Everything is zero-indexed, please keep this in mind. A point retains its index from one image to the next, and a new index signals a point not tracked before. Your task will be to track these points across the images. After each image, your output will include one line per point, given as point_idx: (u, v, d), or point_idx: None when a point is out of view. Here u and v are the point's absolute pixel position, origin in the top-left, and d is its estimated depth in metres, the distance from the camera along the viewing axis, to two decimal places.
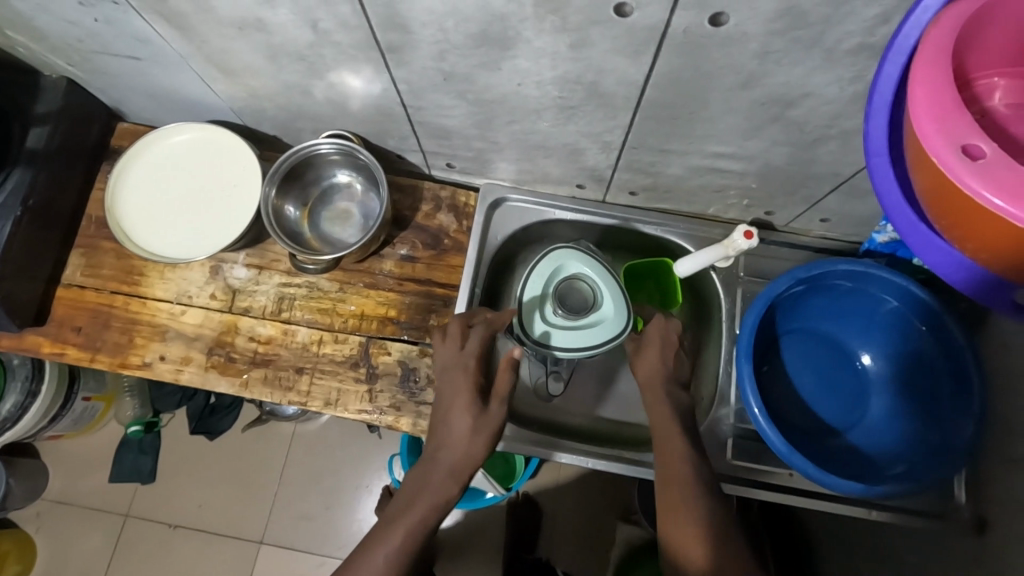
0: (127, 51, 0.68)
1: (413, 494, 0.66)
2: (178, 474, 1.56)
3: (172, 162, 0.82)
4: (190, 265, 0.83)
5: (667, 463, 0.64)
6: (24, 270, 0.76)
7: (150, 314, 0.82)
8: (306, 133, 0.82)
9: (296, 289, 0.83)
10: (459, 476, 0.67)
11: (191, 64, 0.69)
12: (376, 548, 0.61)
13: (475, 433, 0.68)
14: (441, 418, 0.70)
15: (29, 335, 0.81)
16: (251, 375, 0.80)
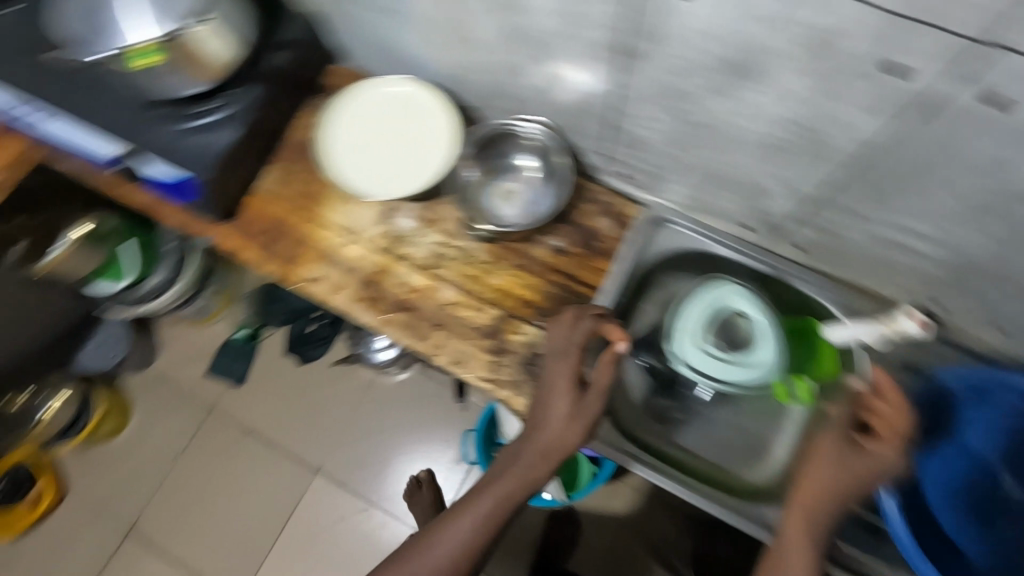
0: (380, 2, 0.76)
1: (502, 471, 0.73)
2: (263, 386, 1.70)
3: (377, 102, 0.86)
4: (364, 203, 0.90)
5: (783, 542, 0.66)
6: (232, 170, 0.86)
7: (319, 238, 0.89)
8: (499, 111, 0.87)
9: (452, 251, 0.88)
10: (549, 459, 0.71)
11: (430, 26, 0.75)
12: (460, 518, 0.70)
13: (569, 422, 0.72)
14: (543, 400, 0.74)
15: (217, 227, 0.90)
16: (393, 316, 0.85)
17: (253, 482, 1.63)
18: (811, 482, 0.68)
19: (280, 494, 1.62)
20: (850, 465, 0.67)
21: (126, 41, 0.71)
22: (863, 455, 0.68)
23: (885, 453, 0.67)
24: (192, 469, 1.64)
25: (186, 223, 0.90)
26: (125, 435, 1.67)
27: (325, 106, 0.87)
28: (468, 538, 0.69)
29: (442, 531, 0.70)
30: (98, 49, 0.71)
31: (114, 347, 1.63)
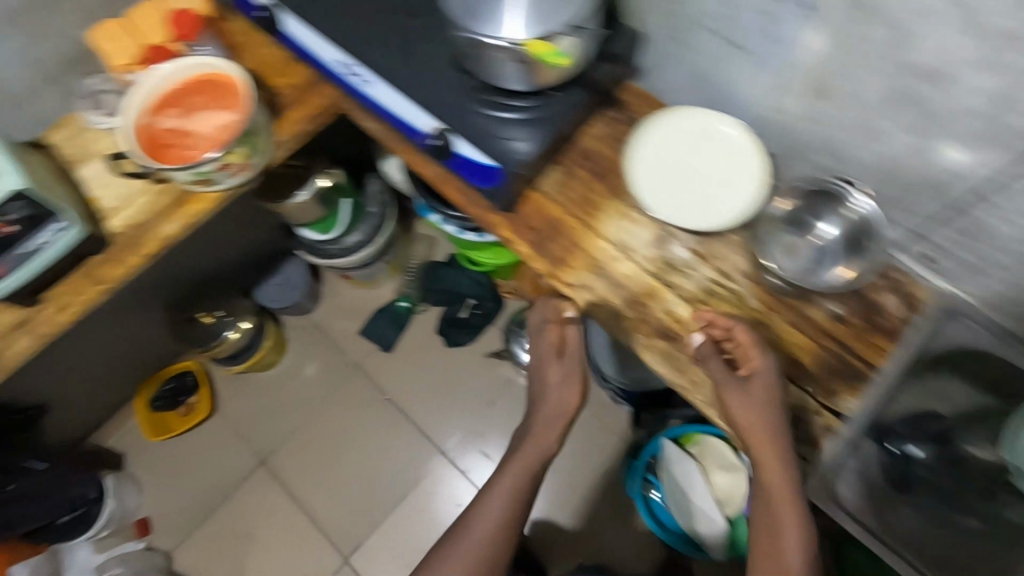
0: (744, 40, 0.76)
1: (536, 424, 0.96)
2: (410, 358, 1.77)
3: (684, 129, 0.85)
4: (642, 223, 0.90)
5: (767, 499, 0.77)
6: (533, 165, 0.88)
7: (591, 247, 0.90)
8: (808, 164, 0.85)
9: (724, 291, 0.87)
10: (559, 424, 0.96)
11: (793, 74, 0.75)
12: (504, 479, 0.90)
13: (560, 385, 0.97)
14: (644, 384, 0.85)
15: (493, 215, 0.93)
16: (654, 342, 0.86)
17: (381, 445, 1.71)
18: (765, 480, 0.77)
19: (403, 463, 1.69)
20: (767, 417, 0.78)
21: (520, 37, 0.74)
22: (766, 402, 0.78)
23: (756, 367, 0.79)
24: (329, 418, 1.74)
25: (466, 203, 0.94)
26: (277, 370, 1.77)
27: (642, 118, 0.87)
28: (501, 512, 0.87)
29: (473, 518, 0.87)
30: (487, 36, 0.75)
31: (291, 290, 1.68)
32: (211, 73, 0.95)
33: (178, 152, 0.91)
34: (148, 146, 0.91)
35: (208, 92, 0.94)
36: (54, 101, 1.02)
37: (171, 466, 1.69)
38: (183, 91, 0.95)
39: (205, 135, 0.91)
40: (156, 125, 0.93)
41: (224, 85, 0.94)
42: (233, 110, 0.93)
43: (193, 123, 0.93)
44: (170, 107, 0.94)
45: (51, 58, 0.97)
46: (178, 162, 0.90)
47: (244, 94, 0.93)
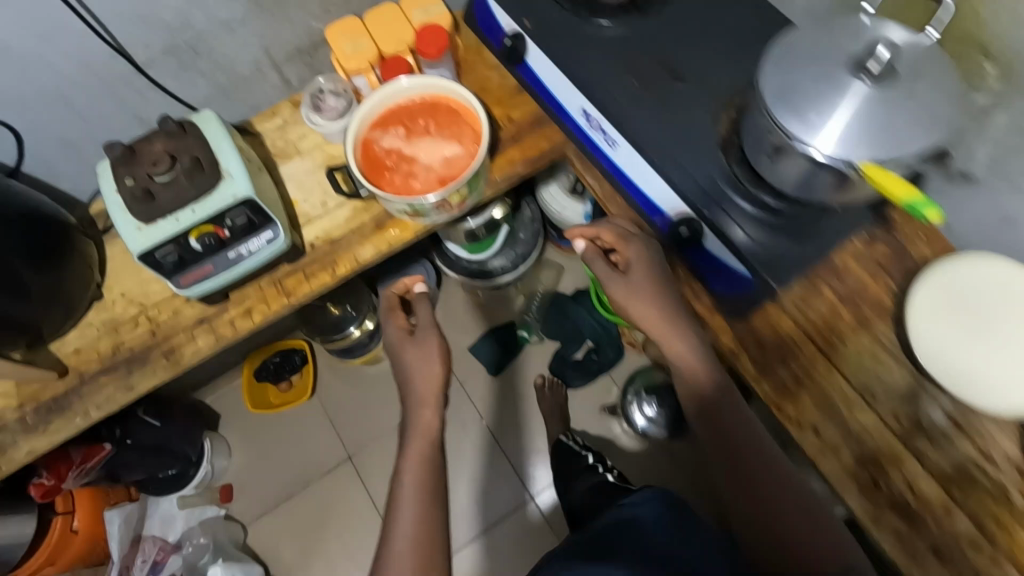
0: None
1: (414, 407, 0.86)
2: (513, 389, 1.64)
3: (979, 287, 0.75)
4: (894, 370, 0.78)
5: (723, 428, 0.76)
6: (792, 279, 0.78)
7: (827, 383, 0.79)
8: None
9: (982, 475, 0.73)
10: (432, 389, 0.86)
11: None
12: (426, 416, 0.85)
13: (419, 363, 0.88)
14: (666, 345, 0.78)
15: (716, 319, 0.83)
16: (885, 516, 0.73)
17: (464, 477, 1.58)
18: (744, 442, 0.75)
19: (485, 500, 1.56)
20: (659, 304, 0.79)
21: (861, 155, 0.62)
22: (660, 284, 0.81)
23: (630, 253, 0.83)
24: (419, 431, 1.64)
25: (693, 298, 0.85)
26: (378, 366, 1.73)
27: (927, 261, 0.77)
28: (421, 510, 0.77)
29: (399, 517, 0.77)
30: (817, 145, 0.63)
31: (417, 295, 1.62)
32: (446, 96, 0.88)
33: (398, 178, 0.84)
34: (367, 164, 0.85)
35: (440, 117, 0.86)
36: (273, 86, 0.97)
37: (266, 440, 1.68)
38: (413, 109, 0.88)
39: (429, 166, 0.84)
40: (379, 142, 0.86)
41: (459, 114, 0.87)
42: (465, 146, 0.85)
43: (418, 149, 0.86)
44: (397, 124, 0.87)
45: (284, 44, 0.92)
46: (397, 190, 0.84)
47: (479, 130, 0.85)
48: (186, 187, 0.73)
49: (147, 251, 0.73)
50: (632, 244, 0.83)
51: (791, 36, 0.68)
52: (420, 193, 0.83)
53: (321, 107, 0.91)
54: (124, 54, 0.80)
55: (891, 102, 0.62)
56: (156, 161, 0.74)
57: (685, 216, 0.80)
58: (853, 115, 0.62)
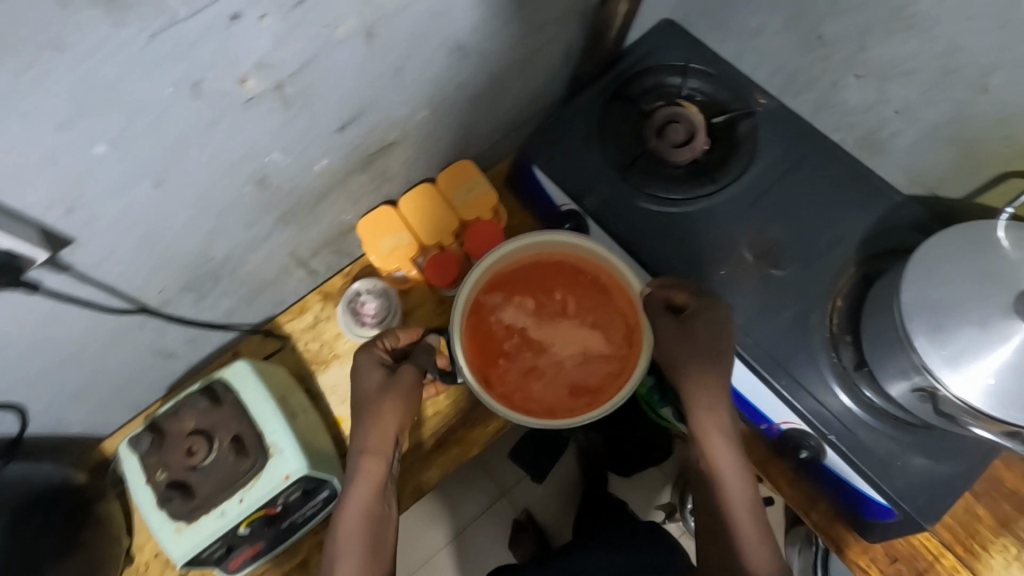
0: None
1: (354, 455, 0.65)
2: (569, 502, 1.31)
3: None
4: None
5: (717, 461, 0.66)
6: (929, 489, 0.65)
7: None
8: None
9: None
10: (384, 441, 0.64)
11: None
12: (370, 462, 0.63)
13: (376, 401, 0.65)
14: (672, 361, 0.67)
15: (837, 528, 0.75)
16: None
17: None
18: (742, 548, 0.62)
19: None
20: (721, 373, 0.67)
21: None
22: (718, 349, 0.67)
23: (716, 309, 0.68)
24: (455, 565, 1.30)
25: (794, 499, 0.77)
26: None
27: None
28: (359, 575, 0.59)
29: None
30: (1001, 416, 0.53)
31: None
32: (597, 267, 0.75)
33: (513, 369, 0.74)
34: (478, 348, 0.74)
35: (582, 298, 0.75)
36: (300, 280, 0.86)
37: None
38: (548, 274, 0.76)
39: (560, 361, 0.74)
40: (499, 315, 0.75)
41: (609, 294, 0.75)
42: (611, 340, 0.74)
43: (548, 333, 0.75)
44: (528, 295, 0.76)
45: (313, 242, 0.81)
46: (508, 390, 0.73)
47: (633, 324, 0.73)
48: (231, 475, 0.63)
49: (193, 556, 0.63)
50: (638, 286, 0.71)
51: (927, 268, 0.58)
52: (541, 396, 0.73)
53: (360, 312, 0.81)
54: (136, 305, 0.68)
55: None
56: (191, 446, 0.63)
57: (802, 432, 0.70)
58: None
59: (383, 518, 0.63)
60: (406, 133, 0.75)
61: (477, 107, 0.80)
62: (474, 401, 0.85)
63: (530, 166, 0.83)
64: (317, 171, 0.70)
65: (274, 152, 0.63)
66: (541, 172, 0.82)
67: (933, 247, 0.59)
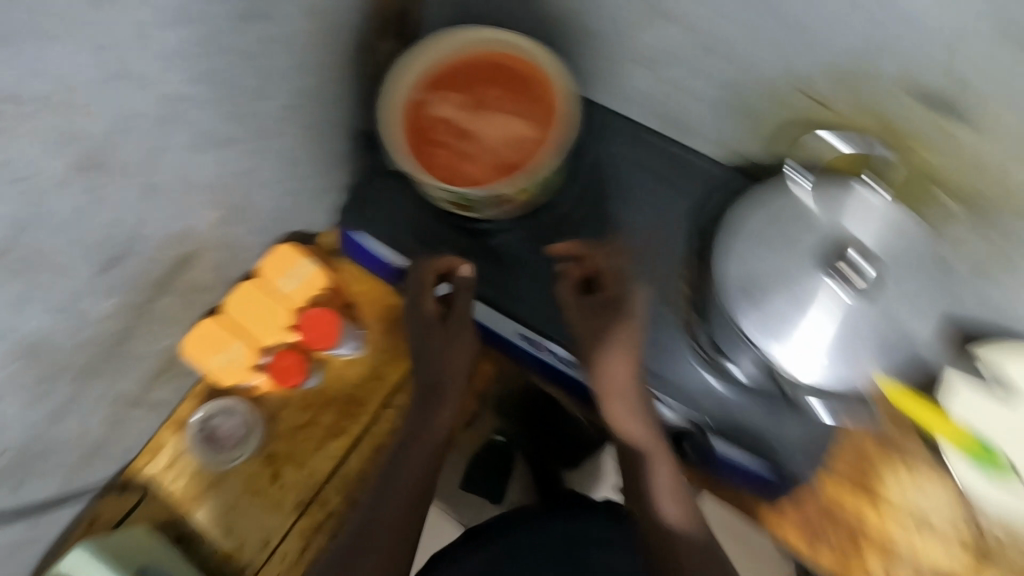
0: None
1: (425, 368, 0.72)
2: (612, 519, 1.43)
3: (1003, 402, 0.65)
4: (940, 484, 0.72)
5: (638, 395, 0.67)
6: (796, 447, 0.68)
7: (882, 527, 0.72)
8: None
9: None
10: (429, 401, 0.71)
11: None
12: (457, 367, 0.71)
13: (445, 347, 0.71)
14: (607, 313, 0.67)
15: (749, 500, 0.74)
16: None
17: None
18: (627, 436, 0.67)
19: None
20: (634, 360, 0.66)
21: (867, 364, 0.56)
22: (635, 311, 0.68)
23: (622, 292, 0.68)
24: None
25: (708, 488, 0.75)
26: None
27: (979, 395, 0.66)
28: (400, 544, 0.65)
29: None
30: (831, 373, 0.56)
31: None
32: (520, 57, 0.66)
33: (448, 158, 0.66)
34: (413, 139, 0.66)
35: (511, 87, 0.66)
36: (144, 419, 0.77)
37: None
38: (479, 65, 0.67)
39: (490, 146, 0.66)
40: (431, 107, 0.66)
41: (536, 81, 0.66)
42: (539, 127, 0.65)
43: (478, 121, 0.66)
44: (458, 85, 0.67)
45: (140, 379, 0.73)
46: (448, 173, 0.65)
47: (560, 114, 0.65)
48: None
49: None
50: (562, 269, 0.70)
51: (741, 240, 0.60)
52: (476, 178, 0.65)
53: (216, 437, 0.76)
54: None
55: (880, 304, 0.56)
56: None
57: (684, 428, 0.70)
58: (853, 331, 0.55)
59: (410, 510, 0.67)
60: (203, 241, 0.68)
61: (278, 187, 0.74)
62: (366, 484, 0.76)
63: (352, 232, 0.75)
64: (102, 316, 0.62)
65: (34, 319, 0.55)
66: (364, 237, 0.74)
67: (740, 218, 0.61)
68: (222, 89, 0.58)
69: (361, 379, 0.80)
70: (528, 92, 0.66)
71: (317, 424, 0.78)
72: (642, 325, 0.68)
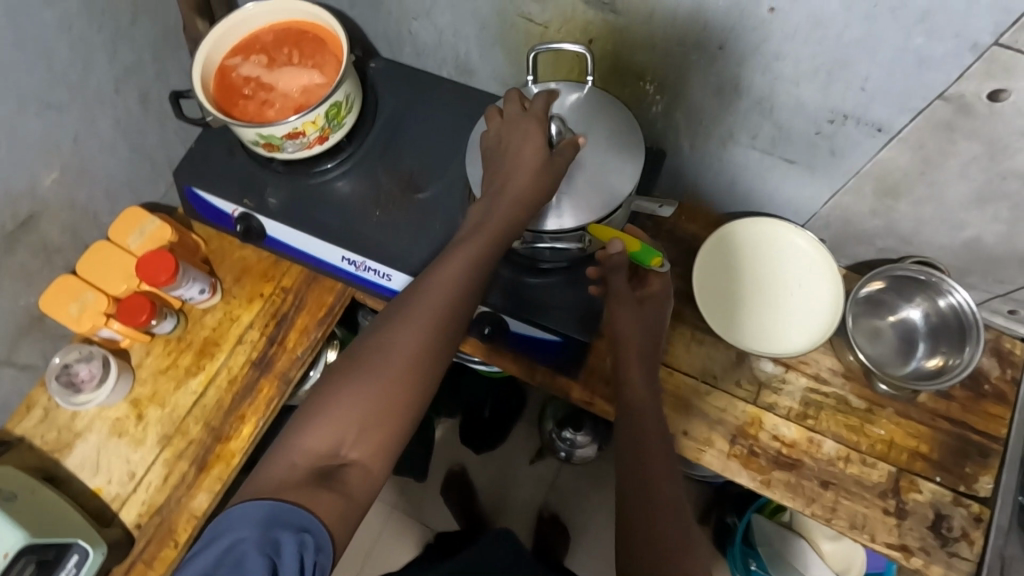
0: (788, 153, 0.70)
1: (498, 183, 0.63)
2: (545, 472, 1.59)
3: (756, 245, 0.81)
4: (721, 344, 0.82)
5: (639, 357, 0.68)
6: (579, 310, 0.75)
7: (678, 387, 0.81)
8: (871, 247, 0.79)
9: (824, 397, 0.80)
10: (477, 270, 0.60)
11: (841, 180, 0.70)
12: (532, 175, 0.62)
13: (525, 167, 0.63)
14: (612, 325, 0.69)
15: (561, 378, 0.81)
16: (774, 476, 0.77)
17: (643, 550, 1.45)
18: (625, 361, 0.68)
19: None
20: (653, 332, 0.70)
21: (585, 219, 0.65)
22: (651, 312, 0.70)
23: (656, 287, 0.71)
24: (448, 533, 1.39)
25: (525, 372, 0.81)
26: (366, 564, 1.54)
27: (735, 236, 0.82)
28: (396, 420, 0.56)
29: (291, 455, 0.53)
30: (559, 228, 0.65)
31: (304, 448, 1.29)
32: (314, 27, 0.81)
33: (253, 106, 0.78)
34: (224, 95, 0.78)
35: (305, 47, 0.80)
36: (13, 379, 0.84)
37: None
38: (281, 36, 0.81)
39: (287, 92, 0.78)
40: (239, 69, 0.79)
41: (326, 42, 0.80)
42: (328, 74, 0.79)
43: (279, 76, 0.79)
44: (263, 51, 0.80)
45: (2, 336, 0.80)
46: (253, 117, 0.77)
47: (343, 58, 0.78)
48: None
49: None
50: (611, 275, 0.68)
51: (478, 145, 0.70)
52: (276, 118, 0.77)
53: (75, 381, 0.82)
54: None
55: (586, 160, 0.67)
56: None
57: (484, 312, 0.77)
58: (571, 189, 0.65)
59: (434, 373, 0.58)
60: (45, 201, 0.78)
61: (119, 156, 0.84)
62: (224, 410, 0.84)
63: (191, 188, 0.85)
64: None
65: None
66: (201, 190, 0.85)
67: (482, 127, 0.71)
68: (35, 56, 0.69)
69: (217, 321, 0.88)
70: (320, 51, 0.80)
71: (178, 366, 0.86)
72: (650, 316, 0.70)
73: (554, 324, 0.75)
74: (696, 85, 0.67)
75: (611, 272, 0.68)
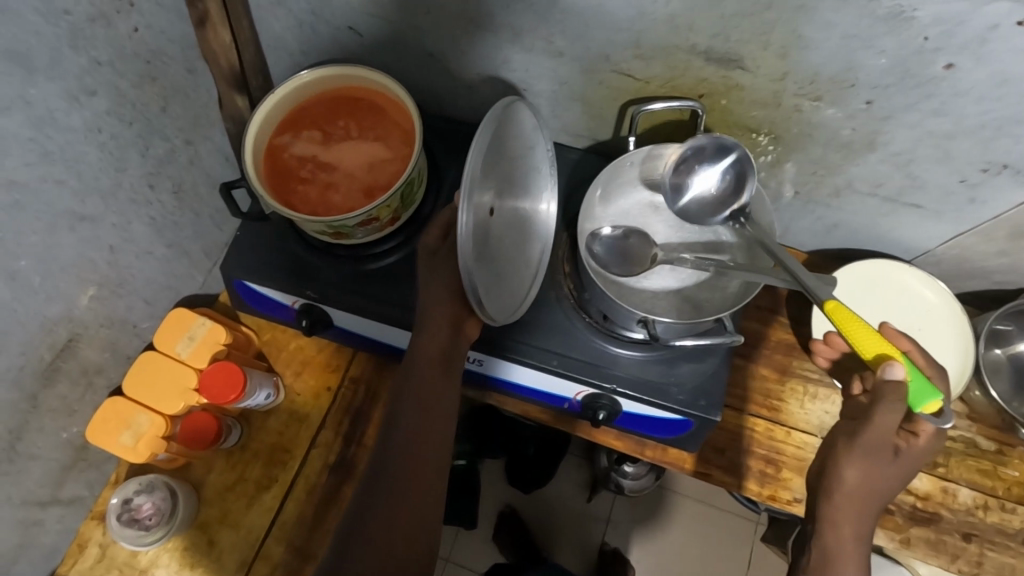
0: (918, 200, 0.64)
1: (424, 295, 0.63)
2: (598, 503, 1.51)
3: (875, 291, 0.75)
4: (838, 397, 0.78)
5: (861, 498, 0.57)
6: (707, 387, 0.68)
7: (796, 447, 0.76)
8: (987, 282, 0.75)
9: (951, 443, 0.76)
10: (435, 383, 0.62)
11: (975, 224, 0.65)
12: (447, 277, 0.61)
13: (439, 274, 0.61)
14: (842, 465, 0.58)
15: (674, 451, 0.76)
16: (913, 534, 0.73)
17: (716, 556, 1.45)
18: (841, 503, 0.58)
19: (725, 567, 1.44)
20: (887, 488, 0.58)
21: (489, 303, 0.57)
22: (892, 466, 0.57)
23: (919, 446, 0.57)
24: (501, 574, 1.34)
25: (635, 449, 0.77)
26: None
27: (854, 283, 0.76)
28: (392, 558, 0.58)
29: None
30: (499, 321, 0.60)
31: None
32: (370, 93, 0.72)
33: (315, 192, 0.69)
34: (278, 181, 0.69)
35: (364, 118, 0.71)
36: (60, 519, 0.74)
37: None
38: (334, 106, 0.71)
39: (351, 172, 0.69)
40: (292, 150, 0.70)
41: (386, 110, 0.71)
42: (394, 147, 0.70)
43: (339, 154, 0.70)
44: (315, 126, 0.71)
45: (46, 478, 0.69)
46: (316, 206, 0.68)
47: (410, 129, 0.69)
48: None
49: None
50: (878, 408, 0.53)
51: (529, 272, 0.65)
52: (341, 204, 0.68)
53: (138, 518, 0.73)
54: None
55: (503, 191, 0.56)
56: None
57: (593, 394, 0.70)
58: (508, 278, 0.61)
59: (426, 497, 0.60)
60: (83, 322, 0.67)
61: (156, 255, 0.74)
62: (306, 527, 0.75)
63: (242, 281, 0.75)
64: None
65: None
66: (257, 285, 0.75)
67: (537, 244, 0.65)
68: (67, 168, 0.59)
69: (284, 424, 0.79)
70: (381, 121, 0.71)
71: (246, 480, 0.77)
72: (890, 470, 0.57)
73: (677, 404, 0.68)
74: (824, 139, 0.61)
75: (878, 405, 0.53)
